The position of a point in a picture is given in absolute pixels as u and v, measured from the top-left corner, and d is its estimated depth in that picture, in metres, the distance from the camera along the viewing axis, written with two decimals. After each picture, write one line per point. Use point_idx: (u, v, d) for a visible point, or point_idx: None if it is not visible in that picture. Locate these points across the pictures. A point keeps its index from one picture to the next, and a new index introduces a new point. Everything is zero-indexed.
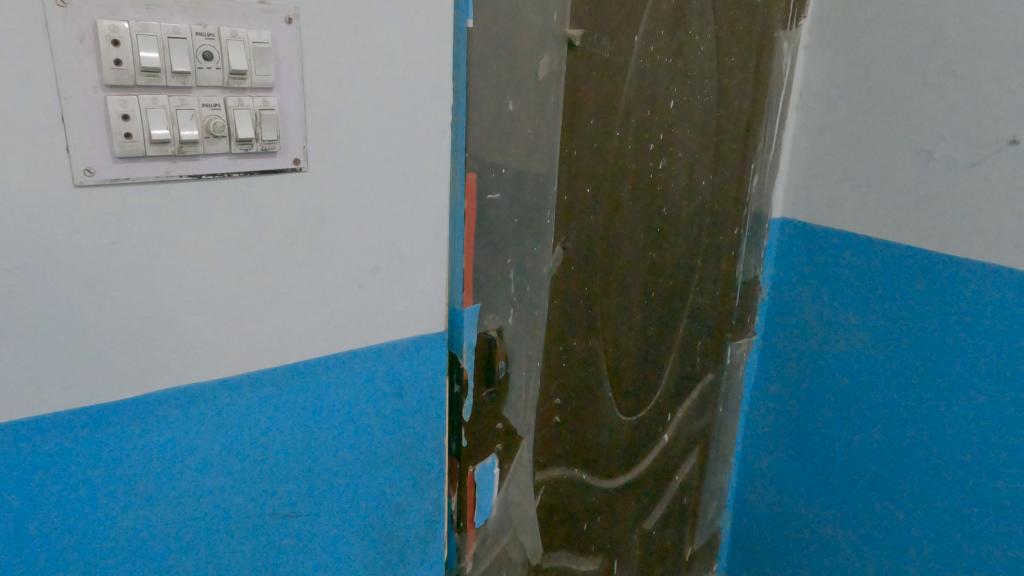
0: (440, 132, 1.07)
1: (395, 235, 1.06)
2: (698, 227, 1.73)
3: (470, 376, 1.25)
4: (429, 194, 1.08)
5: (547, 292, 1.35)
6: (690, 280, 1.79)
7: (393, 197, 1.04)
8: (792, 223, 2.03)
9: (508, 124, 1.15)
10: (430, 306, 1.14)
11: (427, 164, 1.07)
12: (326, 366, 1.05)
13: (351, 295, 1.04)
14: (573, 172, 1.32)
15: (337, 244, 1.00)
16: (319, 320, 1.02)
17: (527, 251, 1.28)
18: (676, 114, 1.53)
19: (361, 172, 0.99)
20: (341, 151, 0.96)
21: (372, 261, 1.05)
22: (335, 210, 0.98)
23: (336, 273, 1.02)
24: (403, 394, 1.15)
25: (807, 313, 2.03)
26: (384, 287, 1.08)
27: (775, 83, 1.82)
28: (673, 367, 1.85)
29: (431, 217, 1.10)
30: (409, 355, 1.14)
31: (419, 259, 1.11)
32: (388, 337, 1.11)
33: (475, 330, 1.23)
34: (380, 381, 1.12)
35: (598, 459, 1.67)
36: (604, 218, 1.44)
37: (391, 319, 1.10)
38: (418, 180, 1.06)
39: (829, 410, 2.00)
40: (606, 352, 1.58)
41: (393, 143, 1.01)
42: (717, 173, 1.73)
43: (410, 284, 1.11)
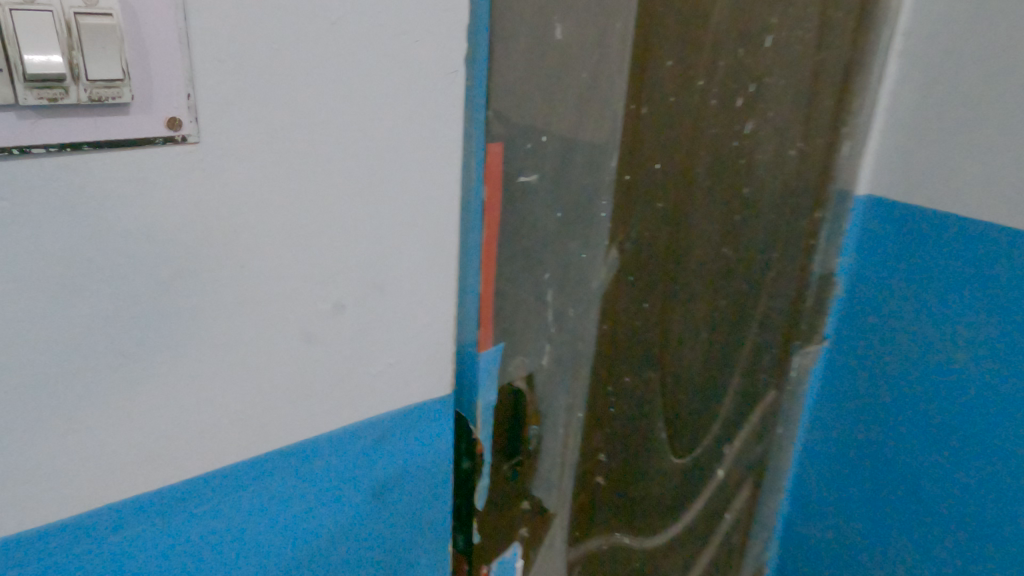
0: (447, 72, 0.61)
1: (371, 249, 0.62)
2: (779, 211, 1.32)
3: (487, 447, 0.84)
4: (429, 179, 0.63)
5: (595, 316, 0.93)
6: (765, 281, 1.38)
7: (367, 186, 0.59)
8: (879, 204, 1.56)
9: (551, 64, 0.71)
10: (429, 359, 0.70)
11: (427, 129, 0.61)
12: (256, 474, 0.61)
13: (296, 354, 0.60)
14: (637, 140, 0.89)
15: (268, 269, 0.56)
16: (240, 401, 0.58)
17: (571, 259, 0.85)
18: (771, 58, 1.10)
19: (307, 144, 0.54)
20: (268, 106, 0.51)
21: (333, 295, 0.60)
22: (261, 209, 0.54)
23: (271, 320, 0.57)
24: (388, 493, 0.72)
25: (888, 318, 1.57)
26: (355, 335, 0.63)
27: (880, 20, 1.39)
28: (735, 387, 1.45)
29: (433, 219, 0.65)
30: (395, 436, 0.70)
31: (414, 289, 0.66)
32: (364, 412, 0.67)
33: (496, 382, 0.81)
34: (350, 481, 0.68)
35: (647, 513, 1.28)
36: (673, 205, 1.01)
37: (368, 385, 0.66)
38: (412, 157, 0.61)
39: (907, 441, 1.55)
40: (663, 385, 1.17)
41: (366, 91, 0.56)
42: (807, 139, 1.33)
43: (398, 327, 0.66)
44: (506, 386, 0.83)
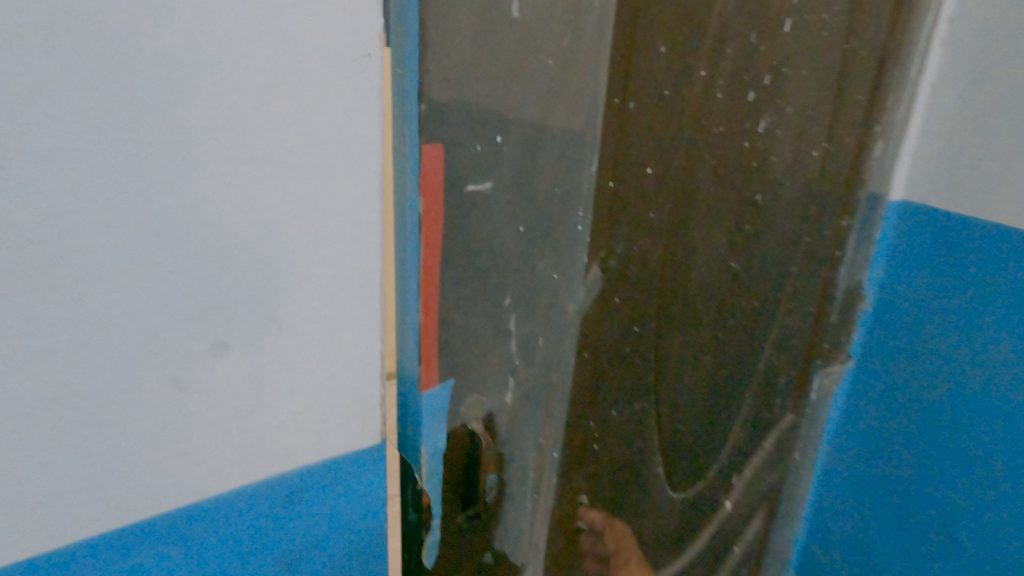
0: (356, 56, 0.49)
1: (262, 276, 0.50)
2: (799, 219, 1.18)
3: (434, 498, 0.71)
4: (337, 188, 0.51)
5: (573, 343, 0.80)
6: (781, 297, 1.24)
7: (251, 199, 0.48)
8: (914, 215, 1.40)
9: (506, 49, 0.59)
10: (350, 404, 0.59)
11: (331, 128, 0.49)
12: (115, 549, 0.50)
13: (165, 407, 0.48)
14: (623, 142, 0.76)
15: (116, 303, 0.44)
16: (86, 465, 0.47)
17: (541, 282, 0.72)
18: (791, 46, 0.96)
19: (159, 145, 0.43)
20: (97, 95, 0.40)
21: (212, 334, 0.49)
22: (98, 228, 0.43)
23: (125, 366, 0.46)
24: (300, 562, 0.61)
25: (920, 342, 1.41)
26: (246, 381, 0.52)
27: (921, 5, 1.24)
28: (746, 414, 1.31)
29: (346, 236, 0.53)
30: (306, 499, 0.59)
31: (324, 323, 0.54)
32: (265, 471, 0.56)
33: (445, 425, 0.69)
34: (246, 551, 0.57)
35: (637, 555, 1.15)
36: (668, 217, 0.88)
37: (268, 440, 0.54)
38: (312, 161, 0.49)
39: (940, 477, 1.39)
40: (659, 416, 1.04)
41: (242, 79, 0.45)
42: (832, 138, 1.18)
43: (305, 367, 0.55)
44: (457, 428, 0.70)
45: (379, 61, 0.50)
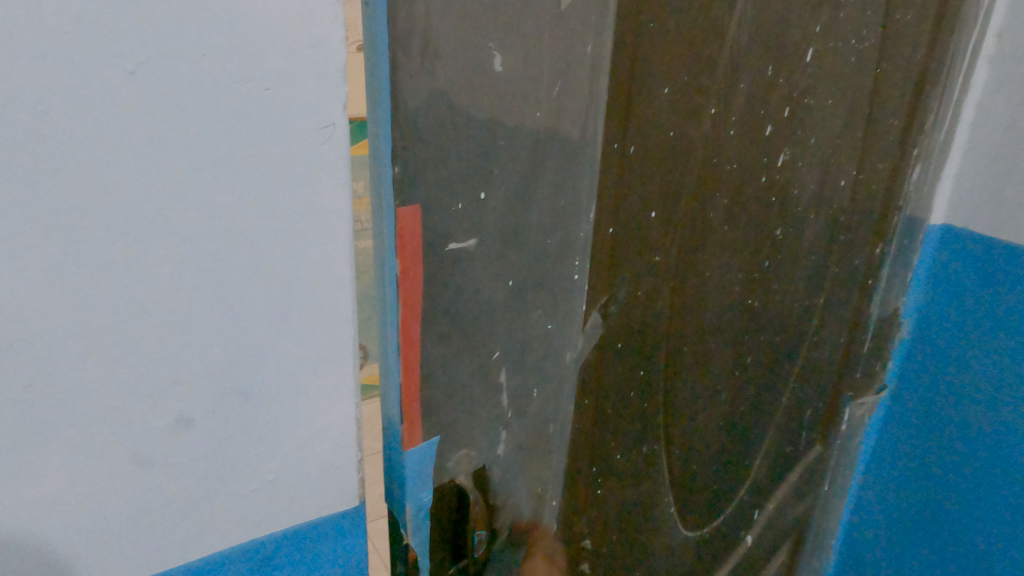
0: (319, 126, 0.48)
1: (227, 348, 0.50)
2: (826, 250, 1.12)
3: (423, 554, 0.69)
4: (304, 256, 0.50)
5: (571, 392, 0.78)
6: (807, 330, 1.19)
7: (213, 275, 0.47)
8: (953, 242, 1.32)
9: (488, 106, 0.57)
10: (323, 462, 0.59)
11: (296, 199, 0.48)
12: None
13: (128, 480, 0.49)
14: (624, 187, 0.73)
15: (74, 387, 0.44)
16: (50, 538, 0.48)
17: (534, 333, 0.70)
18: (813, 76, 0.91)
19: (113, 230, 0.42)
20: (42, 185, 0.40)
21: (176, 408, 0.49)
22: (53, 317, 0.42)
23: (86, 444, 0.46)
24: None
25: (956, 374, 1.34)
26: (212, 450, 0.52)
27: (966, 22, 1.16)
28: (769, 447, 1.25)
29: (315, 303, 0.52)
30: (286, 559, 0.61)
31: (293, 387, 0.54)
32: (235, 530, 0.56)
33: (431, 483, 0.67)
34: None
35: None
36: (677, 257, 0.84)
37: (237, 504, 0.55)
38: (276, 232, 0.48)
39: (976, 515, 1.31)
40: (672, 458, 1.00)
41: (196, 159, 0.44)
42: (864, 165, 1.12)
43: (276, 430, 0.55)
44: (445, 484, 0.68)
45: (345, 130, 0.49)
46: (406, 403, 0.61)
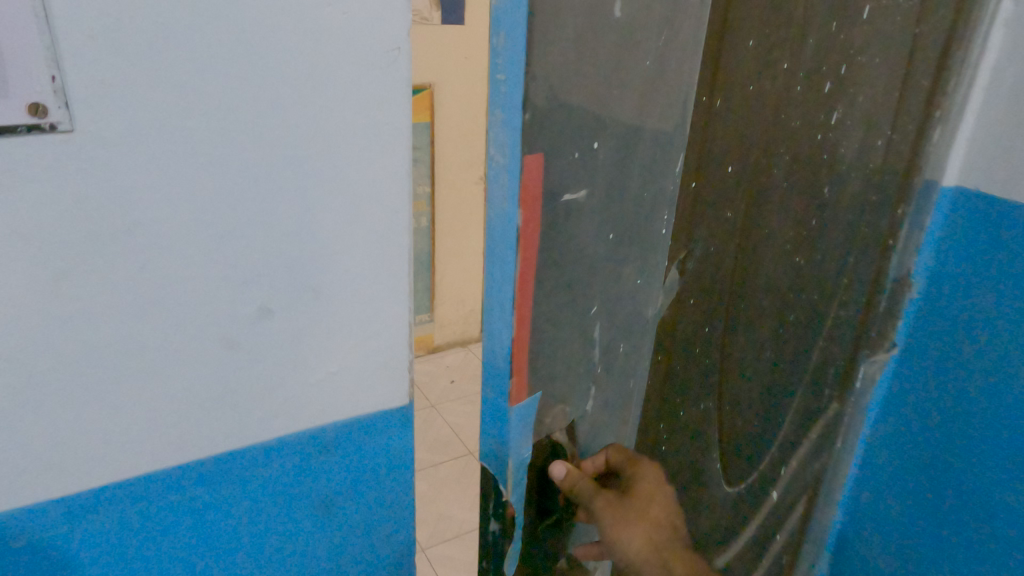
0: (385, 50, 0.60)
1: (297, 235, 0.63)
2: (861, 209, 1.15)
3: (520, 509, 0.69)
4: (365, 162, 0.63)
5: (649, 347, 0.78)
6: (838, 289, 1.22)
7: (290, 176, 0.60)
8: (962, 219, 1.29)
9: (609, 52, 0.56)
10: (367, 342, 0.71)
11: (357, 115, 0.61)
12: (170, 484, 0.65)
13: (213, 347, 0.62)
14: (708, 139, 0.73)
15: (172, 267, 0.58)
16: (150, 381, 0.61)
17: (625, 287, 0.70)
18: (866, 34, 0.93)
19: (219, 125, 0.56)
20: (156, 86, 0.52)
21: (253, 295, 0.62)
22: (154, 205, 0.55)
23: (184, 312, 0.60)
24: (335, 504, 0.77)
25: (958, 349, 1.31)
26: (285, 330, 0.65)
27: None
28: (798, 407, 1.29)
29: (371, 205, 0.66)
30: (338, 448, 0.74)
31: (356, 282, 0.68)
32: (299, 398, 0.70)
33: (531, 439, 0.67)
34: (277, 490, 0.72)
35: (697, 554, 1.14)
36: (743, 216, 0.85)
37: (299, 369, 0.68)
38: (336, 138, 0.61)
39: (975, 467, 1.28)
40: (723, 414, 1.02)
41: (288, 73, 0.57)
42: (899, 126, 1.15)
43: (336, 307, 0.68)
44: (542, 439, 0.68)
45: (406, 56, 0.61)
46: (517, 358, 0.60)
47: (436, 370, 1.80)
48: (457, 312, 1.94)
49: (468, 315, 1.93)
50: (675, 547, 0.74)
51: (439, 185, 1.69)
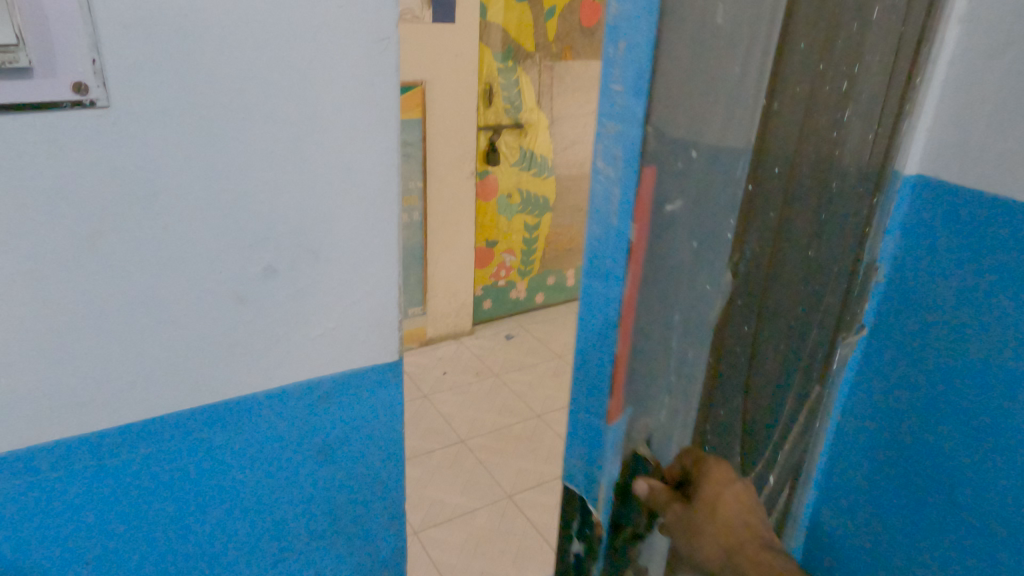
0: (375, 38, 0.47)
1: (300, 199, 0.49)
2: None
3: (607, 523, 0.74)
4: (351, 129, 0.48)
5: (734, 368, 0.73)
6: None
7: (292, 147, 0.47)
8: (930, 214, 0.80)
9: (736, 58, 0.57)
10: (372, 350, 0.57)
11: (339, 94, 0.47)
12: (145, 430, 0.49)
13: (209, 329, 0.49)
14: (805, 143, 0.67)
15: (202, 261, 0.47)
16: (166, 397, 0.50)
17: (684, 292, 0.67)
18: None
19: (221, 84, 0.43)
20: (222, 53, 0.42)
21: (265, 252, 0.49)
22: (168, 183, 0.44)
23: (198, 296, 0.48)
24: (341, 449, 0.59)
25: None
26: (285, 319, 0.52)
27: None
28: None
29: (375, 172, 0.51)
30: (338, 399, 0.57)
31: (357, 269, 0.53)
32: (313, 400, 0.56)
33: (620, 458, 0.71)
34: (304, 421, 0.56)
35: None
36: (777, 213, 0.68)
37: (356, 381, 0.58)
38: (340, 93, 0.47)
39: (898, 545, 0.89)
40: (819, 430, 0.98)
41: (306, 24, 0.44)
42: None
43: (352, 296, 0.54)
44: (626, 455, 0.72)
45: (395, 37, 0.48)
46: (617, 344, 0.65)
47: (425, 361, 1.62)
48: (450, 304, 1.65)
49: (461, 308, 1.68)
50: (751, 549, 0.62)
51: (428, 180, 1.47)
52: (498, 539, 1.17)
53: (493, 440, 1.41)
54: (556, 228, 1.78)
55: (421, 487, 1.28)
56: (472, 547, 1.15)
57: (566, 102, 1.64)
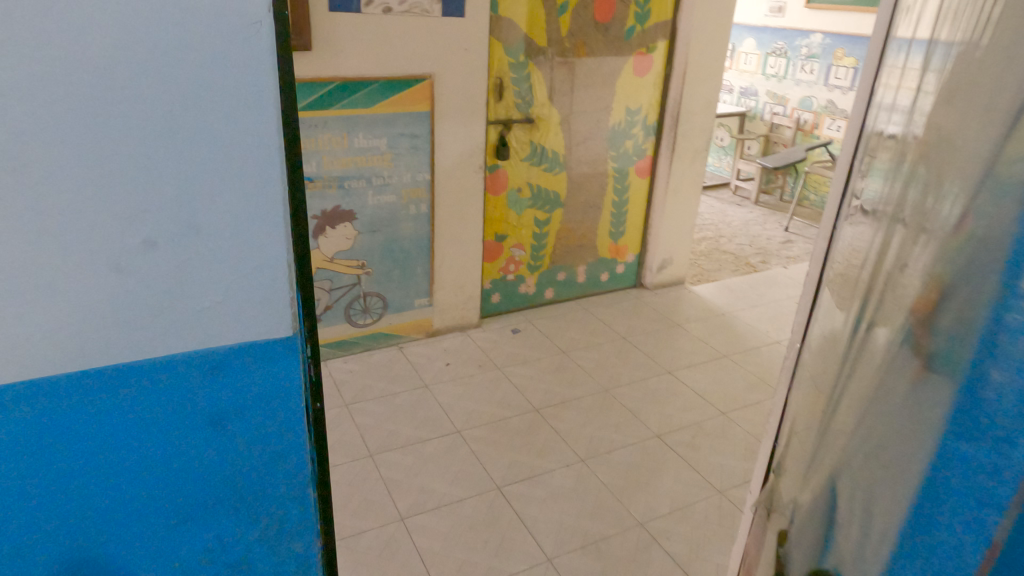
0: (242, 27, 0.40)
1: (175, 188, 0.42)
2: None
3: None
4: (242, 127, 0.43)
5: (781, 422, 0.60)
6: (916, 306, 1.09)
7: (167, 131, 0.41)
8: None
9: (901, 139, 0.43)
10: (276, 370, 0.50)
11: (214, 82, 0.41)
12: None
13: (89, 307, 0.43)
14: None
15: (71, 251, 0.41)
16: (52, 405, 0.44)
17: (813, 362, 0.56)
18: None
19: (82, 59, 0.38)
20: (89, 23, 0.37)
21: (143, 225, 0.42)
22: (51, 162, 0.39)
23: (67, 285, 0.42)
24: (235, 423, 0.50)
25: None
26: (173, 289, 0.45)
27: None
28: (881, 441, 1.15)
29: (253, 172, 0.44)
30: (224, 375, 0.48)
31: (243, 257, 0.46)
32: (232, 392, 0.49)
33: None
34: (181, 398, 0.47)
35: (705, 561, 1.06)
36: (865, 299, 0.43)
37: (255, 398, 0.50)
38: (227, 77, 0.41)
39: None
40: None
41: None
42: None
43: (242, 303, 0.47)
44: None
45: (273, 29, 0.41)
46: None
47: (429, 351, 1.60)
48: (457, 296, 1.65)
49: (468, 301, 1.67)
50: None
51: (438, 173, 1.50)
52: (487, 531, 1.09)
53: (491, 432, 1.33)
54: (566, 225, 1.79)
55: (413, 478, 1.20)
56: (458, 536, 1.08)
57: (578, 98, 1.65)
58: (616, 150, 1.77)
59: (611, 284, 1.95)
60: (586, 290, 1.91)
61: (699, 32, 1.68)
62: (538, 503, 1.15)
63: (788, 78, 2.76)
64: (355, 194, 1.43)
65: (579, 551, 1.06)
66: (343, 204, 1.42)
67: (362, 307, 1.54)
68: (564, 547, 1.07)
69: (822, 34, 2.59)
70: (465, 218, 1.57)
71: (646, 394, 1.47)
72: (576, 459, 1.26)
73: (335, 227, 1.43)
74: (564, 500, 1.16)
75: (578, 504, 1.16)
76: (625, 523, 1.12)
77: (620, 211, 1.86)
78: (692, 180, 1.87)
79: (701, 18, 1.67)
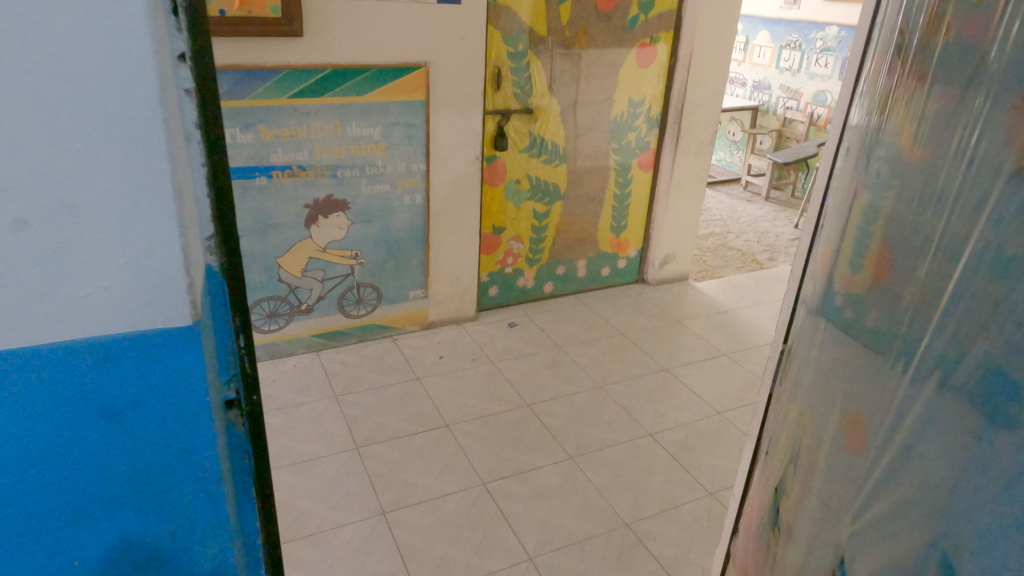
0: None
1: (43, 158, 0.32)
2: None
3: None
4: (126, 89, 0.32)
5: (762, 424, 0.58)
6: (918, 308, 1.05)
7: (25, 84, 0.30)
8: None
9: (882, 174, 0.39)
10: (192, 390, 0.39)
11: (77, 19, 0.30)
12: None
13: None
14: None
15: None
16: None
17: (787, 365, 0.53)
18: None
19: None
20: None
21: (9, 203, 0.32)
22: None
23: None
24: (139, 425, 0.39)
25: None
26: (44, 287, 0.34)
27: None
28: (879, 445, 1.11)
29: (145, 148, 0.33)
30: (117, 364, 0.37)
31: (127, 245, 0.35)
32: (131, 390, 0.38)
33: None
34: (63, 393, 0.36)
35: (691, 564, 1.03)
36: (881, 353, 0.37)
37: (168, 421, 0.39)
38: (102, 30, 0.30)
39: None
40: None
41: None
42: None
43: (144, 317, 0.36)
44: None
45: None
46: None
47: (423, 343, 1.58)
48: (453, 289, 1.63)
49: (464, 293, 1.65)
50: None
51: (433, 163, 1.48)
52: (469, 528, 1.07)
53: (481, 427, 1.31)
54: (566, 218, 1.76)
55: (398, 471, 1.18)
56: (440, 532, 1.06)
57: (578, 89, 1.62)
58: (617, 142, 1.74)
59: (613, 279, 1.92)
60: (587, 285, 1.88)
61: (705, 22, 1.64)
62: (523, 501, 1.13)
63: (802, 72, 2.70)
64: (348, 183, 1.41)
65: (562, 550, 1.04)
66: (336, 193, 1.41)
67: (356, 298, 1.53)
68: (547, 546, 1.05)
69: (837, 27, 2.53)
70: (461, 209, 1.55)
71: (641, 392, 1.44)
72: (564, 456, 1.24)
73: (328, 217, 1.42)
74: (549, 498, 1.14)
75: (564, 503, 1.13)
76: (611, 523, 1.10)
77: (622, 205, 1.82)
78: (696, 174, 1.83)
79: (707, 8, 1.63)
